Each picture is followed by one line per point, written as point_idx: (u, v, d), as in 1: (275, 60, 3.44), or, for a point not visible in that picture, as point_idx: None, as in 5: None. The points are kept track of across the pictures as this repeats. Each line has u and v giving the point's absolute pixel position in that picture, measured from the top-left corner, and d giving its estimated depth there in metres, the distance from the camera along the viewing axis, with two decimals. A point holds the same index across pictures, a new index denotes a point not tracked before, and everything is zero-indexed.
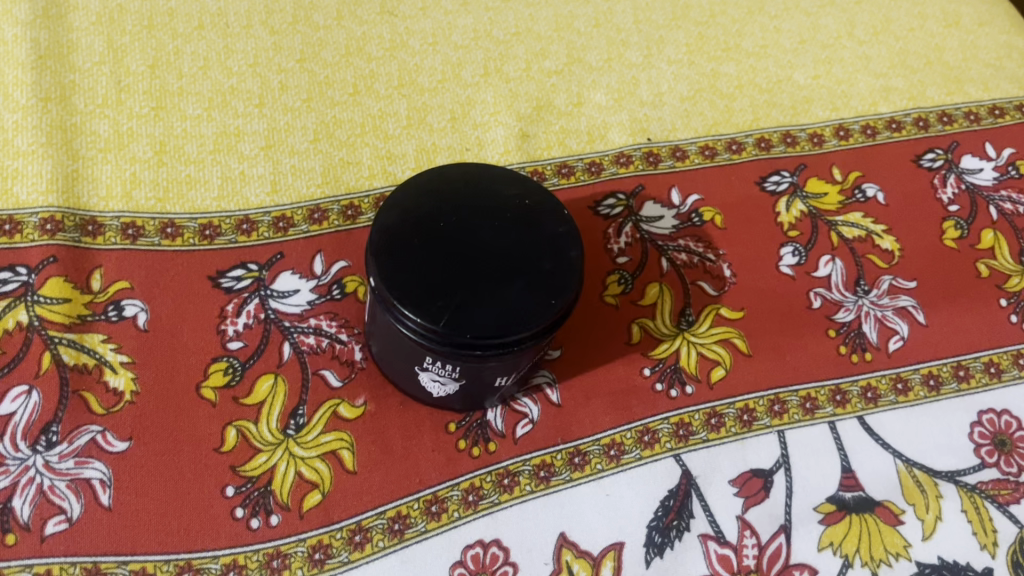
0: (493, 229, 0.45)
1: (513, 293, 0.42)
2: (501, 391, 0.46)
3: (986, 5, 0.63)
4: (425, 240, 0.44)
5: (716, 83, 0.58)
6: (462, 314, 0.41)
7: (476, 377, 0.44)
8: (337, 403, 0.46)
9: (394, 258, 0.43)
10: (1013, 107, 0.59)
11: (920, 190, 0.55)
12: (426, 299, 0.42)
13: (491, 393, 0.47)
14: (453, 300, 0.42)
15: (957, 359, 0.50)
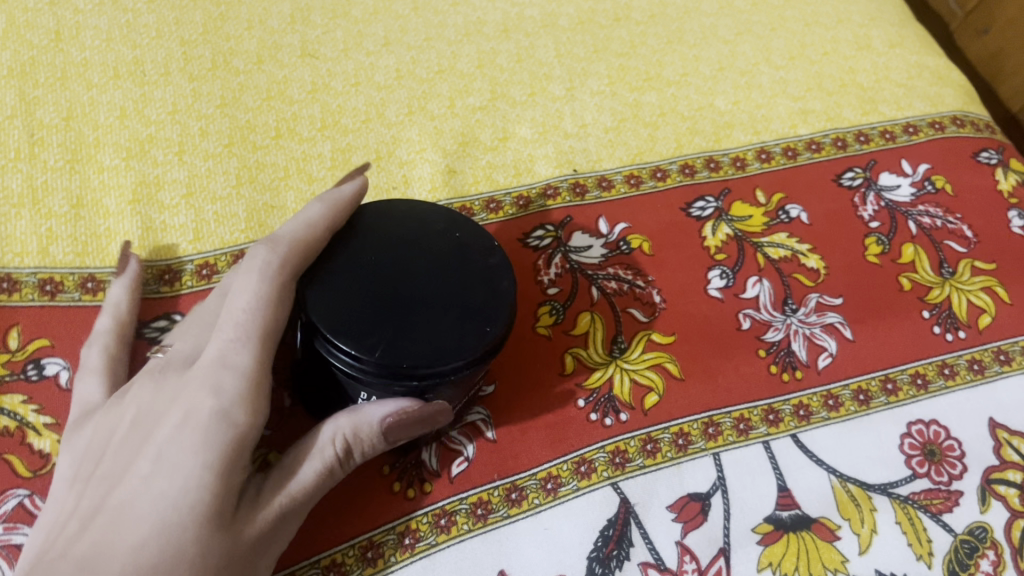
0: (424, 255, 0.41)
1: (450, 322, 0.38)
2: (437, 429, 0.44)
3: (894, 29, 0.69)
4: (351, 270, 0.39)
5: (639, 112, 0.60)
6: (396, 346, 0.37)
7: None
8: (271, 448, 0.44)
9: (323, 289, 0.38)
10: (925, 124, 0.63)
11: (841, 210, 0.58)
12: (357, 334, 0.37)
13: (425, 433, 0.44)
14: (388, 332, 0.37)
15: (885, 372, 0.51)
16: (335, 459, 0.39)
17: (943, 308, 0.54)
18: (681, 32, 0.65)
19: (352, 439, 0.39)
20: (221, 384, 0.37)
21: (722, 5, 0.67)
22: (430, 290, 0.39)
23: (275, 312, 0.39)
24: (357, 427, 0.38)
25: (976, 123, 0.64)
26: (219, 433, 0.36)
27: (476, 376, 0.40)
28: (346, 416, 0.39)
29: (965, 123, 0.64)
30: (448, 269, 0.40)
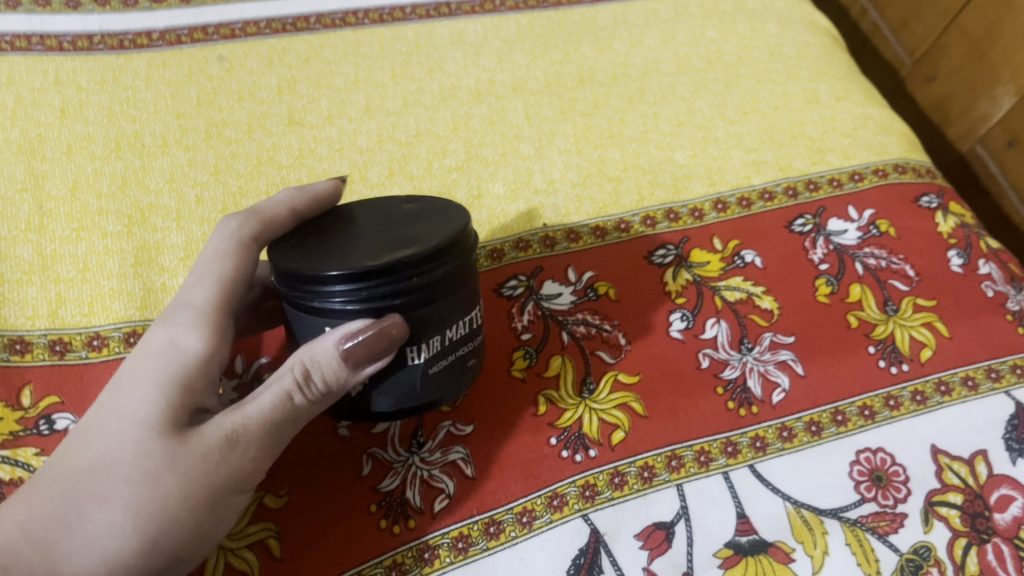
0: (374, 212, 0.43)
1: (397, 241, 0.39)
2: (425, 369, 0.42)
3: (840, 83, 0.74)
4: (309, 238, 0.42)
5: (603, 168, 0.65)
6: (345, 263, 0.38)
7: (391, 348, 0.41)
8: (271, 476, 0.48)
9: (282, 248, 0.41)
10: (870, 172, 0.68)
11: (792, 254, 0.62)
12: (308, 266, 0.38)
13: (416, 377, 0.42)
14: (338, 256, 0.38)
15: (835, 405, 0.55)
16: (293, 382, 0.40)
17: (888, 343, 0.58)
18: (641, 92, 0.70)
19: (306, 364, 0.40)
20: (174, 321, 0.43)
21: (680, 64, 0.72)
22: (378, 230, 0.41)
23: (234, 267, 0.45)
24: (313, 355, 0.39)
25: (917, 170, 0.69)
26: (167, 357, 0.41)
27: (442, 285, 0.40)
28: (307, 345, 0.40)
29: (907, 169, 0.69)
30: (395, 215, 0.42)
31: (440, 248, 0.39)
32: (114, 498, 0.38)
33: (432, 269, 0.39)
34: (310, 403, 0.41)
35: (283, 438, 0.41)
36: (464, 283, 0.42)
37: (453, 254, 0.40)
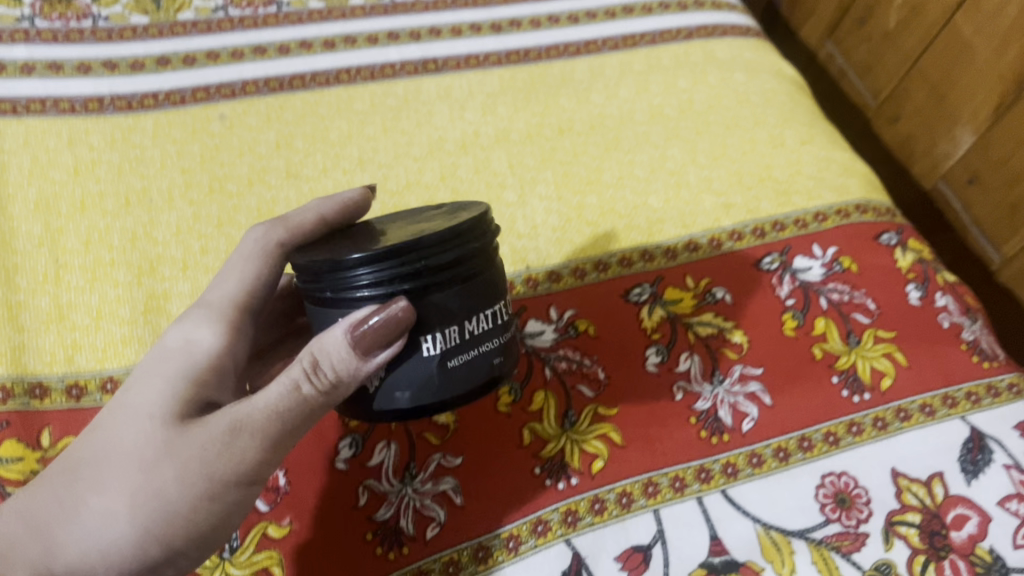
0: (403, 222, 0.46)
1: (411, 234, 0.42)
2: (448, 363, 0.43)
3: (805, 128, 0.78)
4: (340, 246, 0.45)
5: (582, 213, 0.69)
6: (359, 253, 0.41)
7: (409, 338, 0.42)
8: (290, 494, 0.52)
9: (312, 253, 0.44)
10: (833, 212, 0.72)
11: (760, 291, 0.67)
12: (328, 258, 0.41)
13: (441, 374, 0.43)
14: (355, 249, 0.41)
15: (801, 432, 0.59)
16: (306, 373, 0.42)
17: (850, 374, 0.62)
18: (617, 140, 0.74)
19: (316, 356, 0.42)
20: (190, 328, 0.49)
21: (654, 113, 0.77)
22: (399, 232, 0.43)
23: (264, 266, 0.51)
24: (319, 346, 0.42)
25: (878, 209, 0.73)
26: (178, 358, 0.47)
27: (454, 274, 0.41)
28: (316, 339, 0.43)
29: (868, 209, 0.73)
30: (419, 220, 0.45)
31: (450, 232, 0.41)
32: (114, 486, 0.42)
33: (444, 253, 0.41)
34: (319, 396, 0.43)
35: (291, 436, 0.43)
36: (484, 271, 0.43)
37: (467, 240, 0.42)
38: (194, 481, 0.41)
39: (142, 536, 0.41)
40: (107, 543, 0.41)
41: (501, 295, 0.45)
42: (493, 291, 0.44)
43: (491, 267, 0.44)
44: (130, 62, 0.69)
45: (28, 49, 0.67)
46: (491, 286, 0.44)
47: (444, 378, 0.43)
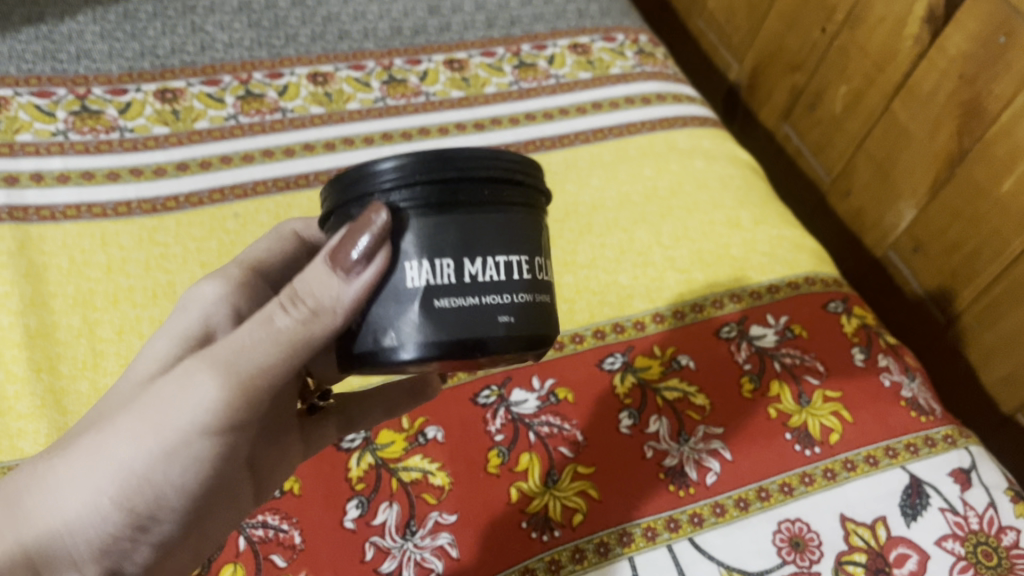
0: None
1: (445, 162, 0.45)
2: (432, 294, 0.43)
3: (759, 210, 0.87)
4: None
5: (560, 292, 0.77)
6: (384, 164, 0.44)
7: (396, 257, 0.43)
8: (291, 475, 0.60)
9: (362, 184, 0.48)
10: (784, 284, 0.80)
11: (720, 357, 0.74)
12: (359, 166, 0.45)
13: (422, 304, 0.43)
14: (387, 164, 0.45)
15: (758, 484, 0.66)
16: (285, 307, 0.45)
17: (801, 430, 0.70)
18: (590, 225, 0.83)
19: (297, 286, 0.45)
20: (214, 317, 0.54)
21: (622, 200, 0.86)
22: None
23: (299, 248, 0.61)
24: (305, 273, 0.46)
25: (825, 281, 0.82)
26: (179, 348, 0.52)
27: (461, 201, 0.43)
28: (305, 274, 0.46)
29: (816, 280, 0.82)
30: None
31: (467, 153, 0.43)
32: (78, 448, 0.46)
33: (453, 171, 0.43)
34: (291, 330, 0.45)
35: (263, 382, 0.46)
36: (503, 213, 0.44)
37: (485, 167, 0.44)
38: (153, 433, 0.45)
39: (102, 492, 0.45)
40: (72, 508, 0.45)
41: (523, 253, 0.45)
42: (512, 247, 0.44)
43: (515, 218, 0.45)
44: (154, 169, 0.77)
45: (64, 160, 0.75)
46: (511, 240, 0.45)
47: (432, 315, 0.43)
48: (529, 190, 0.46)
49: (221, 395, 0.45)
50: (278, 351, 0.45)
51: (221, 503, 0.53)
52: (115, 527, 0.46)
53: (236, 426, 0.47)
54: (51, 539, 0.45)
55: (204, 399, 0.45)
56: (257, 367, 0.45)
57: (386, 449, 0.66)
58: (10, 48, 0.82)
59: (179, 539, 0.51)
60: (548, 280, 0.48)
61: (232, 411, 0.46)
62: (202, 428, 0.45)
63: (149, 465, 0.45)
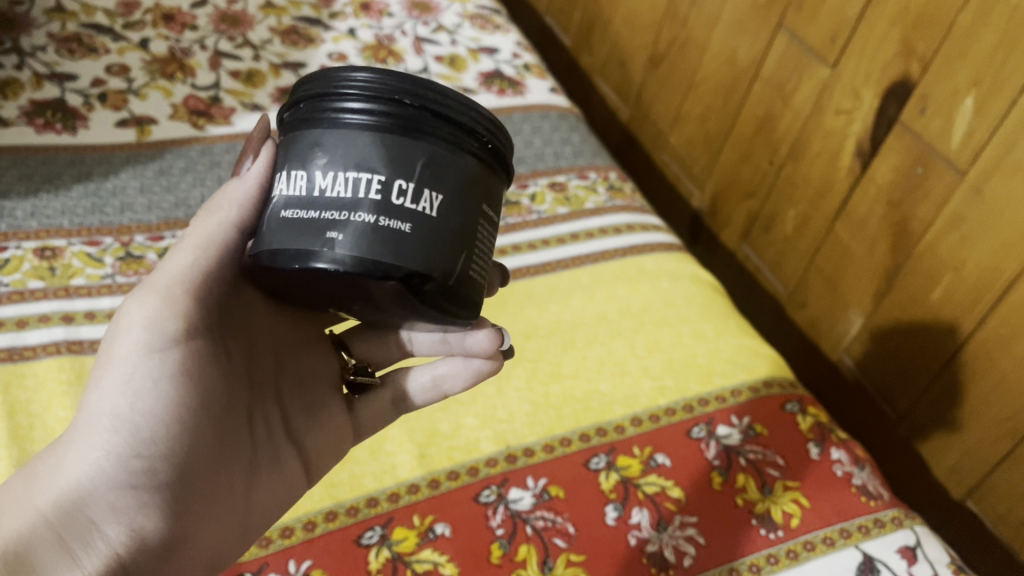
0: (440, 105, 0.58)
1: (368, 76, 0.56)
2: (280, 203, 0.56)
3: (721, 324, 0.99)
4: None
5: (549, 400, 0.87)
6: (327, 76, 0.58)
7: (283, 162, 0.58)
8: (339, 447, 0.75)
9: None
10: (746, 388, 0.91)
11: (692, 454, 0.84)
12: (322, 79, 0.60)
13: (273, 209, 0.56)
14: None
15: (729, 565, 0.75)
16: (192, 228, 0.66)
17: (766, 516, 0.79)
18: (574, 339, 0.94)
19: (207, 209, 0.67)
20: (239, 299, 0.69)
21: (600, 317, 0.97)
22: None
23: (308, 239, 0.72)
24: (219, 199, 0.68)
25: (781, 384, 0.93)
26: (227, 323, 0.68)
27: (339, 117, 0.55)
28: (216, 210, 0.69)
29: (773, 384, 0.93)
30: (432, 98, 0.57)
31: (343, 71, 0.56)
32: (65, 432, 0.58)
33: (325, 89, 0.56)
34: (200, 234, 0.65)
35: (182, 287, 0.61)
36: (367, 129, 0.54)
37: (352, 84, 0.55)
38: (109, 373, 0.58)
39: (87, 435, 0.56)
40: (68, 462, 0.56)
41: (379, 174, 0.54)
42: (365, 167, 0.54)
43: (379, 139, 0.54)
44: None
45: (112, 300, 0.87)
46: (366, 160, 0.54)
47: (275, 223, 0.55)
48: (413, 111, 0.54)
49: (149, 310, 0.60)
50: (186, 257, 0.63)
51: (212, 448, 0.62)
52: (111, 476, 0.56)
53: (175, 337, 0.60)
54: (66, 508, 0.55)
55: (136, 316, 0.59)
56: (176, 277, 0.62)
57: (400, 543, 0.74)
58: (63, 204, 0.95)
59: (187, 491, 0.59)
60: (422, 211, 0.54)
61: (164, 319, 0.60)
62: (145, 346, 0.59)
63: (112, 399, 0.57)
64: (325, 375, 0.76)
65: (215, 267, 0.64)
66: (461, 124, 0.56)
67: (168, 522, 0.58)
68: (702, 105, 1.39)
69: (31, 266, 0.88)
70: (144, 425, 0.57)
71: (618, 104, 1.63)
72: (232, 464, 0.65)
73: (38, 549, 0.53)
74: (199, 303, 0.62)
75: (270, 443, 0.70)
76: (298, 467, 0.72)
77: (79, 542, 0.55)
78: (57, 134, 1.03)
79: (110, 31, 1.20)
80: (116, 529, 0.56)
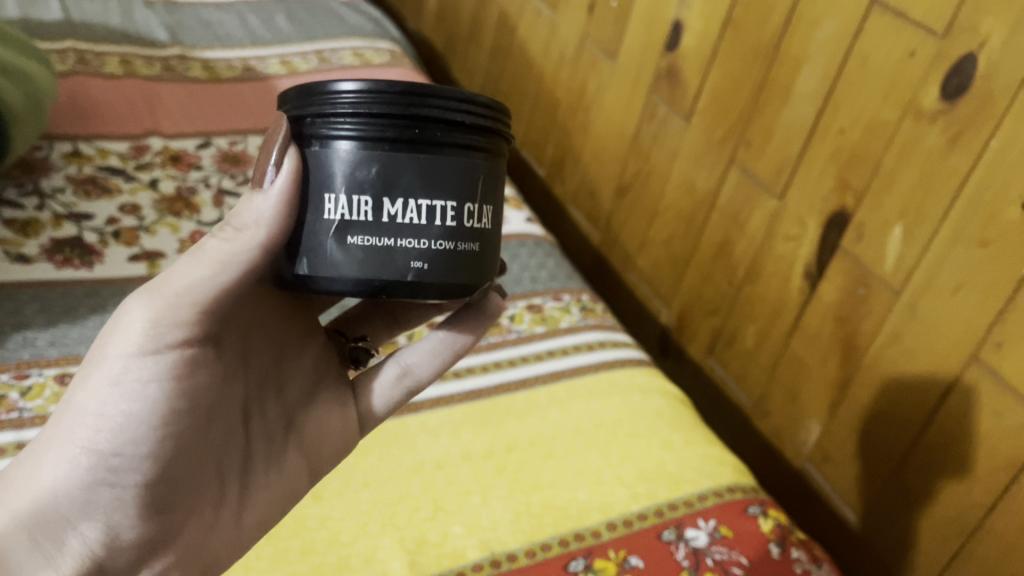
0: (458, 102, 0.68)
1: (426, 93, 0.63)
2: (353, 228, 0.64)
3: (688, 435, 1.08)
4: None
5: (530, 508, 0.94)
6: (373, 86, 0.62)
7: (348, 180, 0.64)
8: (342, 439, 0.89)
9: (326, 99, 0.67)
10: (711, 493, 0.99)
11: (663, 555, 0.91)
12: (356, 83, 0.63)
13: (348, 231, 0.64)
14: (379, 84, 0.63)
15: None
16: (208, 240, 0.69)
17: None
18: (552, 450, 1.02)
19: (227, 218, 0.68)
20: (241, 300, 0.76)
21: (577, 429, 1.05)
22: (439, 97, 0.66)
23: None
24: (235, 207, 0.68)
25: (745, 489, 1.01)
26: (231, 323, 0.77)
27: (411, 142, 0.63)
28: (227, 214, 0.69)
29: (737, 488, 1.01)
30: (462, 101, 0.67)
31: (414, 94, 0.62)
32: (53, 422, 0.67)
33: (397, 111, 0.62)
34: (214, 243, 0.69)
35: (187, 300, 0.68)
36: (432, 155, 0.64)
37: (425, 107, 0.63)
38: (99, 376, 0.67)
39: (71, 435, 0.65)
40: (52, 457, 0.65)
41: (450, 200, 0.65)
42: (439, 196, 0.65)
43: (449, 161, 0.65)
44: None
45: None
46: (440, 187, 0.65)
47: (351, 252, 0.64)
48: (468, 132, 0.65)
49: (145, 316, 0.67)
50: (205, 273, 0.67)
51: (190, 449, 0.71)
52: (87, 475, 0.65)
53: (168, 344, 0.68)
54: (47, 505, 0.63)
55: (136, 325, 0.67)
56: (185, 286, 0.67)
57: None
58: (81, 333, 1.04)
59: (161, 490, 0.68)
60: (481, 228, 0.68)
61: (160, 330, 0.67)
62: (138, 350, 0.67)
63: (98, 402, 0.66)
64: (330, 371, 0.90)
65: (230, 284, 0.68)
66: (492, 129, 0.68)
67: (139, 522, 0.67)
68: (665, 231, 1.51)
69: (51, 392, 0.95)
70: (122, 427, 0.66)
71: (589, 229, 1.76)
72: (210, 454, 0.74)
73: (13, 545, 0.62)
74: (200, 311, 0.69)
75: (268, 437, 0.82)
76: (302, 461, 0.84)
77: (52, 542, 0.63)
78: (75, 269, 1.12)
79: (122, 172, 1.31)
80: (89, 529, 0.65)
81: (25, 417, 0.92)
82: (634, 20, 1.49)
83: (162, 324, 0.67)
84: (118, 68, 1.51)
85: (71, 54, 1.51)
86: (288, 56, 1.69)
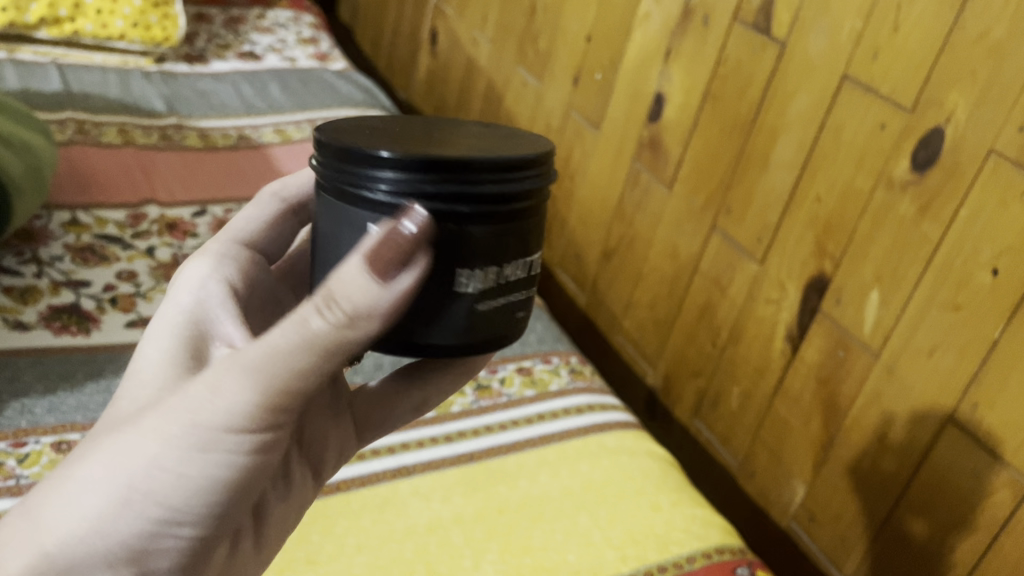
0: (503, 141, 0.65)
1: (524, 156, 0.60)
2: (481, 298, 0.61)
3: (676, 495, 1.10)
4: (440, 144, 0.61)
5: (521, 570, 0.95)
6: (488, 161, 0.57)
7: (476, 258, 0.60)
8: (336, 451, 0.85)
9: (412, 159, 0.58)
10: (700, 554, 1.01)
11: None
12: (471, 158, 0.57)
13: (475, 303, 0.61)
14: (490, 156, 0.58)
15: None
16: (312, 317, 0.57)
17: None
18: (541, 512, 1.04)
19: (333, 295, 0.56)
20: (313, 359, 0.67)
21: (566, 491, 1.07)
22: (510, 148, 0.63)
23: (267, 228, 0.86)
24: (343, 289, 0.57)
25: (733, 549, 1.03)
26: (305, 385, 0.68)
27: (522, 208, 0.61)
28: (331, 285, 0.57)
29: (726, 549, 1.03)
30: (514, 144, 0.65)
31: (526, 163, 0.60)
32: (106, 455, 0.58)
33: (514, 183, 0.59)
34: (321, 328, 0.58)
35: (289, 386, 0.58)
36: (532, 215, 0.63)
37: (532, 174, 0.61)
38: (177, 439, 0.57)
39: (138, 489, 0.57)
40: (108, 501, 0.57)
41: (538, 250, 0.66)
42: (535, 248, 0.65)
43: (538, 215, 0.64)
44: None
45: None
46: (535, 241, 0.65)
47: (475, 318, 0.62)
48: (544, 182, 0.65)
49: (256, 391, 0.58)
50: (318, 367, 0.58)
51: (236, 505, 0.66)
52: (142, 532, 0.58)
53: (259, 425, 0.59)
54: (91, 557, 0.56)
55: (233, 404, 0.58)
56: (292, 371, 0.58)
57: None
58: (78, 400, 1.05)
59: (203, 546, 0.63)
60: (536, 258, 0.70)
61: (255, 416, 0.58)
62: (229, 431, 0.58)
63: (173, 463, 0.57)
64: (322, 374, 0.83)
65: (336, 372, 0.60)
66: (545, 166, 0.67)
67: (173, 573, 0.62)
68: (650, 294, 1.55)
69: (48, 458, 0.97)
70: (193, 493, 0.59)
71: (576, 292, 1.79)
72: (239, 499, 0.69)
73: None
74: (303, 396, 0.60)
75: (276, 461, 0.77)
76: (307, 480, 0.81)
77: None
78: (73, 335, 1.14)
79: (119, 240, 1.34)
80: None
81: (22, 484, 0.93)
82: (618, 91, 1.54)
83: (263, 407, 0.58)
84: (116, 137, 1.55)
85: (70, 124, 1.55)
86: (282, 125, 1.74)
